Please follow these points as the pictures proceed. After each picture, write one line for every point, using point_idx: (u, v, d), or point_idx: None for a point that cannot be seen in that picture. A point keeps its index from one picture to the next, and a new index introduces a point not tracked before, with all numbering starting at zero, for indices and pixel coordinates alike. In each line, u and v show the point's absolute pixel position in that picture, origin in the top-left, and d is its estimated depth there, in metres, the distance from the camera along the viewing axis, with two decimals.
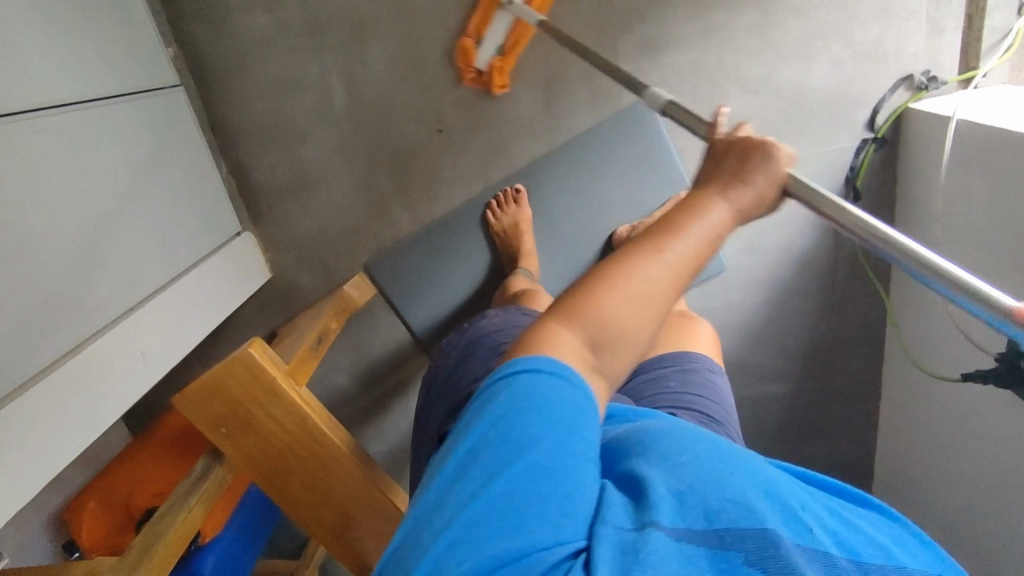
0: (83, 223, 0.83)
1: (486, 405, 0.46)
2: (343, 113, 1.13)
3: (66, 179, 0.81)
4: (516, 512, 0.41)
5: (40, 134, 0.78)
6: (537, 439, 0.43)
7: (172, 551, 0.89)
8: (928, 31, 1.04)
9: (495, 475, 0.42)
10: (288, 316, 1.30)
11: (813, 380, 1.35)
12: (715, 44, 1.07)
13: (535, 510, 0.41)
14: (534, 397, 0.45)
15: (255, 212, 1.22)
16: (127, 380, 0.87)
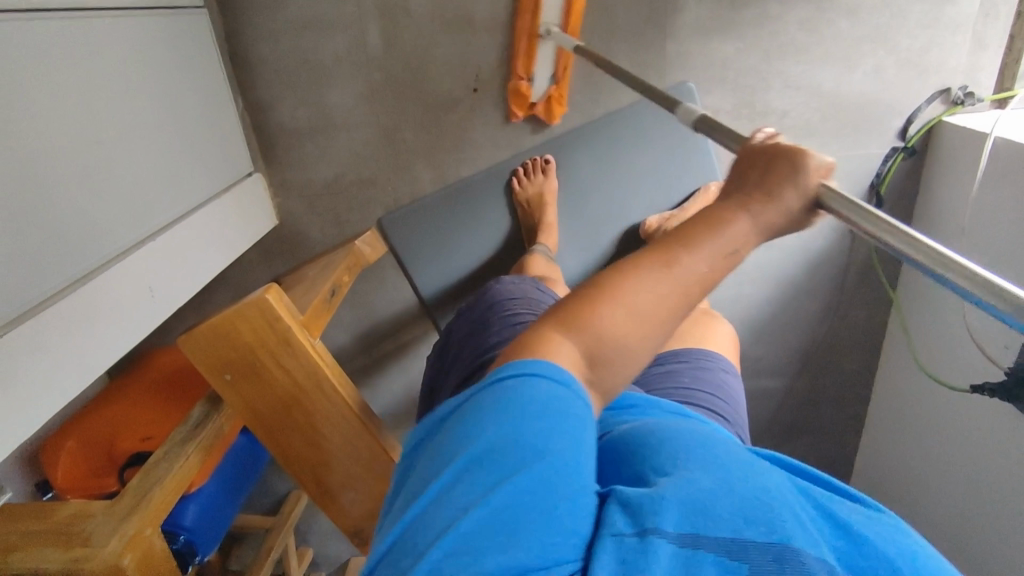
0: (97, 140, 0.78)
1: (479, 407, 0.42)
2: (376, 59, 1.09)
3: (83, 91, 0.76)
4: (523, 525, 0.36)
5: (55, 36, 0.72)
6: (529, 445, 0.39)
7: (171, 498, 0.85)
8: (972, 46, 1.04)
9: (489, 485, 0.38)
10: (292, 267, 1.25)
11: (806, 380, 1.37)
12: (763, 34, 1.06)
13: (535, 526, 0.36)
14: (532, 406, 0.41)
15: (269, 153, 1.16)
16: (138, 313, 0.82)
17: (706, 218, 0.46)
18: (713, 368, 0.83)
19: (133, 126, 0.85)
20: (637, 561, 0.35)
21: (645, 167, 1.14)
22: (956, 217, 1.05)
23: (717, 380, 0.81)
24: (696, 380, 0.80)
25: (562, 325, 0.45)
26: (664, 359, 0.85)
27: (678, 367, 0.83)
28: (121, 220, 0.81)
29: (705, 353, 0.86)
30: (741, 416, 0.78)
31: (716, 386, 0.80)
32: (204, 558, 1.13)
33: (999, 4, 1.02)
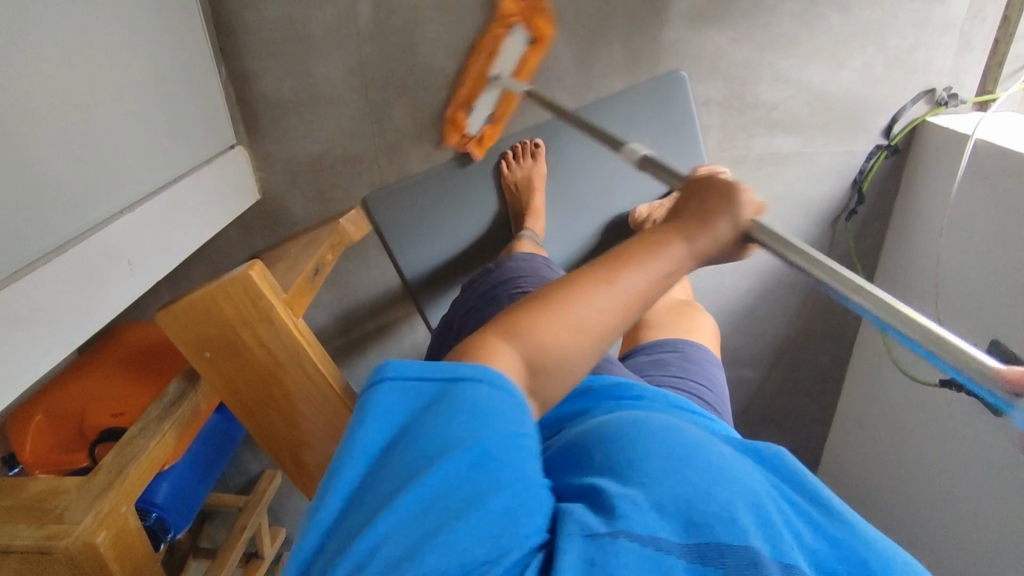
0: (75, 107, 0.75)
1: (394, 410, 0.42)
2: (366, 33, 1.07)
3: (58, 52, 0.72)
4: (460, 530, 0.37)
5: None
6: (462, 444, 0.40)
7: (146, 475, 0.83)
8: (958, 48, 1.06)
9: (428, 492, 0.38)
10: (272, 242, 1.22)
11: (781, 372, 1.40)
12: (757, 26, 1.06)
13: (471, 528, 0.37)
14: (448, 403, 0.42)
15: (251, 125, 1.13)
16: (115, 286, 0.80)
17: (640, 241, 0.50)
18: (701, 359, 0.84)
19: (112, 90, 0.82)
20: (601, 559, 0.36)
21: (636, 155, 1.13)
22: (936, 217, 1.07)
23: (705, 371, 0.82)
24: (685, 370, 0.81)
25: (502, 333, 0.47)
26: (655, 349, 0.86)
27: (667, 358, 0.84)
28: (97, 189, 0.78)
29: (692, 344, 0.87)
30: (727, 405, 0.80)
31: (704, 377, 0.81)
32: (176, 535, 1.11)
33: (988, 7, 1.03)
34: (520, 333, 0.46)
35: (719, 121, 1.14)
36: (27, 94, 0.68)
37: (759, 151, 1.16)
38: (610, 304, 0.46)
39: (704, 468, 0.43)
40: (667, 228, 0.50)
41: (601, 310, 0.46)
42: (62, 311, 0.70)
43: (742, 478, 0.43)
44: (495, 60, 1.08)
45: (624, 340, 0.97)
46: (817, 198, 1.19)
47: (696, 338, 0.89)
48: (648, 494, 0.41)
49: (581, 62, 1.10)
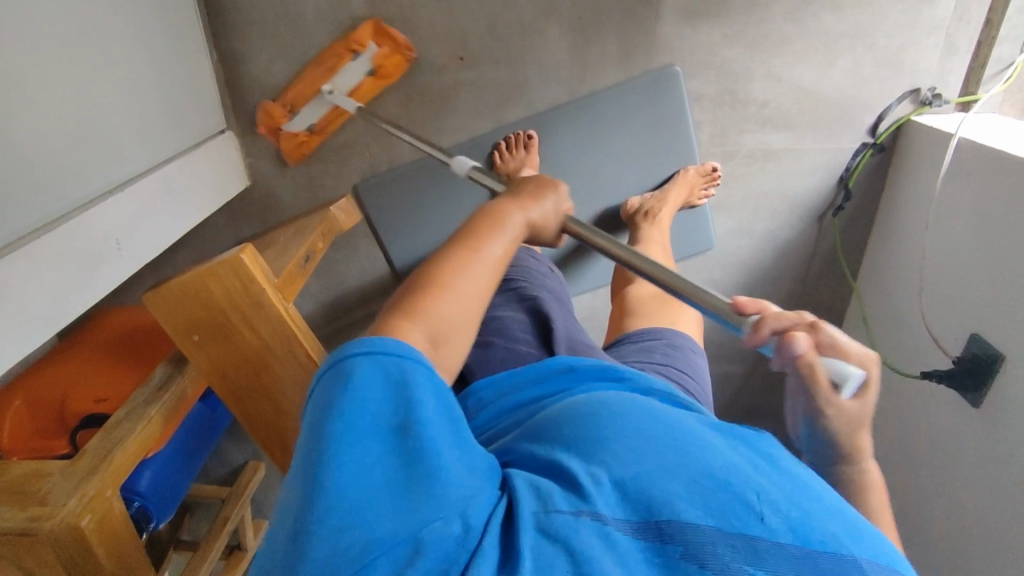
0: (64, 82, 0.74)
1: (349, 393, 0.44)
2: (360, 19, 1.06)
3: (49, 27, 0.71)
4: (415, 502, 0.39)
5: None
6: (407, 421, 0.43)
7: (132, 462, 0.82)
8: (943, 49, 1.09)
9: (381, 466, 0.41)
10: (261, 230, 1.21)
11: (767, 368, 1.42)
12: (749, 23, 1.08)
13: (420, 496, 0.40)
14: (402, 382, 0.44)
15: (242, 110, 1.12)
16: (103, 269, 0.78)
17: (492, 215, 0.59)
18: (684, 348, 0.84)
19: (103, 67, 0.81)
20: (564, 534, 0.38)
21: (628, 149, 1.14)
22: (920, 214, 1.09)
23: (688, 359, 0.82)
24: (668, 356, 0.81)
25: (405, 316, 0.50)
26: (638, 336, 0.86)
27: (652, 344, 0.84)
28: (86, 167, 0.77)
29: (676, 333, 0.88)
30: (709, 390, 0.80)
31: (687, 364, 0.81)
32: (158, 524, 1.10)
33: (971, 10, 1.06)
34: (412, 300, 0.51)
35: (711, 116, 1.15)
36: (17, 67, 0.66)
37: (749, 147, 1.17)
38: (489, 271, 0.54)
39: (672, 447, 0.44)
40: (501, 202, 0.62)
41: (476, 280, 0.54)
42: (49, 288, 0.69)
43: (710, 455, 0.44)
44: (333, 76, 1.08)
45: (611, 327, 0.98)
46: (805, 195, 1.21)
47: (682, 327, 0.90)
48: (609, 472, 0.42)
49: (576, 53, 1.11)
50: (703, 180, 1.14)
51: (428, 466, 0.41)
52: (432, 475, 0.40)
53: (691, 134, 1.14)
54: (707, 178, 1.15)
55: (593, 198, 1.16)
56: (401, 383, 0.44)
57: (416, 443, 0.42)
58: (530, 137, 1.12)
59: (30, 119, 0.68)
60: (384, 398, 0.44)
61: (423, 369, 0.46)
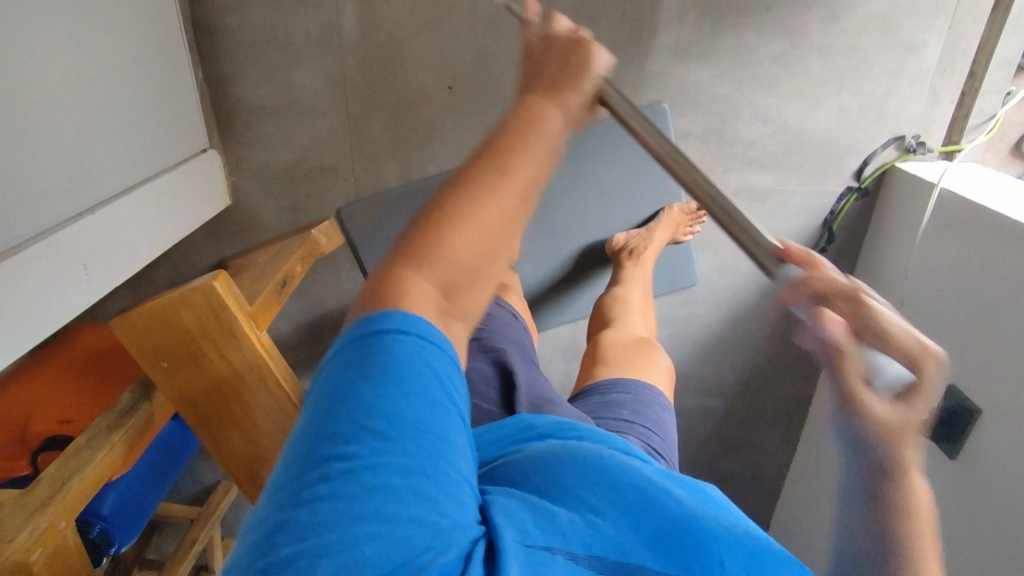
0: (38, 102, 0.72)
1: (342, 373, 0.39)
2: (350, 45, 1.06)
3: (23, 47, 0.70)
4: (412, 515, 0.35)
5: None
6: (406, 418, 0.37)
7: (88, 491, 0.79)
8: (927, 98, 1.10)
9: (396, 472, 0.36)
10: (241, 249, 1.19)
11: (747, 404, 1.41)
12: (738, 64, 1.08)
13: (415, 505, 0.35)
14: (406, 367, 0.39)
15: (227, 130, 1.11)
16: (70, 292, 0.76)
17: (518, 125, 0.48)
18: (652, 404, 0.83)
19: (80, 86, 0.79)
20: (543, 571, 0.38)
21: (613, 183, 1.14)
22: (902, 260, 1.09)
23: (655, 416, 0.81)
24: (636, 412, 0.80)
25: (420, 262, 0.43)
26: (608, 390, 0.85)
27: (620, 399, 0.83)
28: (58, 188, 0.75)
29: (645, 387, 0.87)
30: (676, 449, 0.79)
31: (655, 422, 0.80)
32: (119, 550, 1.06)
33: (956, 62, 1.07)
34: (425, 238, 0.44)
35: (698, 154, 1.15)
36: None
37: (735, 186, 1.17)
38: (518, 195, 0.45)
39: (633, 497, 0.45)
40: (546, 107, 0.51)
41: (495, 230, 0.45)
42: (12, 312, 0.67)
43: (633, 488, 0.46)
44: None
45: (582, 371, 0.96)
46: (789, 236, 1.21)
47: (654, 381, 0.89)
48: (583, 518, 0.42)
49: (565, 87, 1.10)
50: (687, 218, 1.15)
51: (417, 479, 0.36)
52: (418, 487, 0.36)
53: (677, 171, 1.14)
54: (691, 217, 1.15)
55: (576, 233, 1.16)
56: (398, 373, 0.38)
57: (400, 447, 0.36)
58: None
59: (1, 140, 0.67)
60: (385, 397, 0.37)
61: (427, 348, 0.40)
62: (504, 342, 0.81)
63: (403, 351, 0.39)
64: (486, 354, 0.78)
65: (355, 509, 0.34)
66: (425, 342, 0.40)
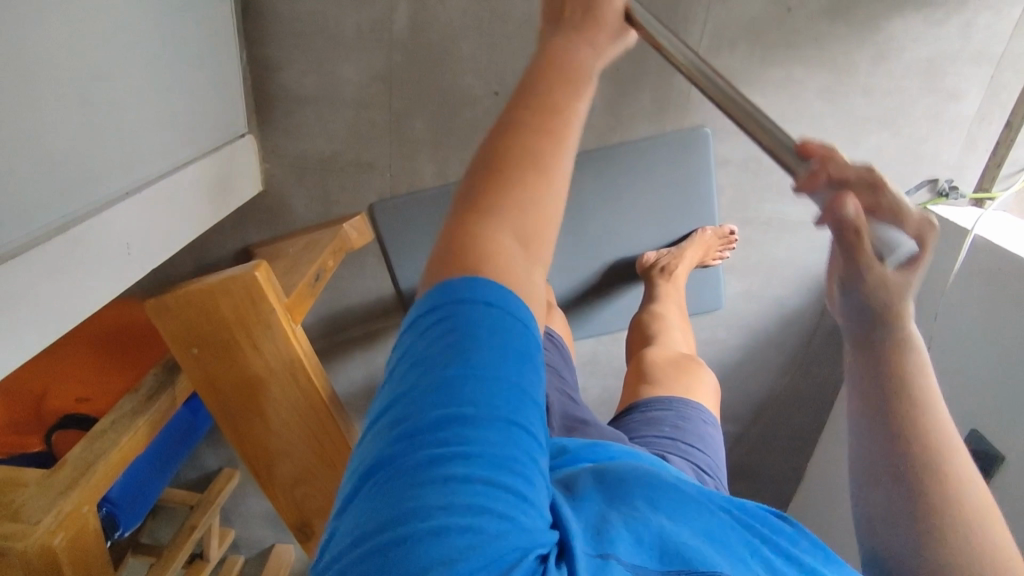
0: (94, 77, 0.70)
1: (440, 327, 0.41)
2: (398, 41, 1.05)
3: (84, 20, 0.68)
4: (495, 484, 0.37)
5: None
6: (490, 391, 0.39)
7: (112, 475, 0.77)
8: (964, 144, 1.11)
9: (472, 439, 0.37)
10: (271, 237, 1.18)
11: (758, 430, 1.42)
12: (783, 95, 1.09)
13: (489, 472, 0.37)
14: (500, 341, 0.40)
15: (266, 117, 1.10)
16: (111, 272, 0.75)
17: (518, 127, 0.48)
18: (695, 420, 0.83)
19: (134, 63, 0.78)
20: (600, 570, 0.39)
21: (650, 201, 1.14)
22: (930, 302, 1.11)
23: (700, 432, 0.81)
24: (679, 430, 0.80)
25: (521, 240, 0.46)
26: (649, 406, 0.85)
27: (661, 416, 0.83)
28: (107, 166, 0.74)
29: (685, 403, 0.86)
30: (722, 466, 0.78)
31: (699, 438, 0.80)
32: (124, 533, 1.04)
33: (995, 111, 1.09)
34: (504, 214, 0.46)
35: (735, 180, 1.15)
36: (48, 60, 0.63)
37: (768, 214, 1.18)
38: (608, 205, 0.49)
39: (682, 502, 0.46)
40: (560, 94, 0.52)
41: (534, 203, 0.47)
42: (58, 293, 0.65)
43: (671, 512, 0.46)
44: None
45: (626, 392, 0.96)
46: (817, 268, 1.22)
47: (695, 397, 0.89)
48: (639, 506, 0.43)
49: (610, 102, 1.10)
50: (720, 242, 1.15)
51: (502, 456, 0.38)
52: (495, 457, 0.37)
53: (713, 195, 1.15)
54: (724, 241, 1.16)
55: (606, 251, 1.16)
56: (508, 350, 0.40)
57: (486, 421, 0.38)
58: None
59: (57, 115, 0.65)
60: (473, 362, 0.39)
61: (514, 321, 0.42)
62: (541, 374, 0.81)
63: (477, 314, 0.41)
64: None
65: (440, 468, 0.36)
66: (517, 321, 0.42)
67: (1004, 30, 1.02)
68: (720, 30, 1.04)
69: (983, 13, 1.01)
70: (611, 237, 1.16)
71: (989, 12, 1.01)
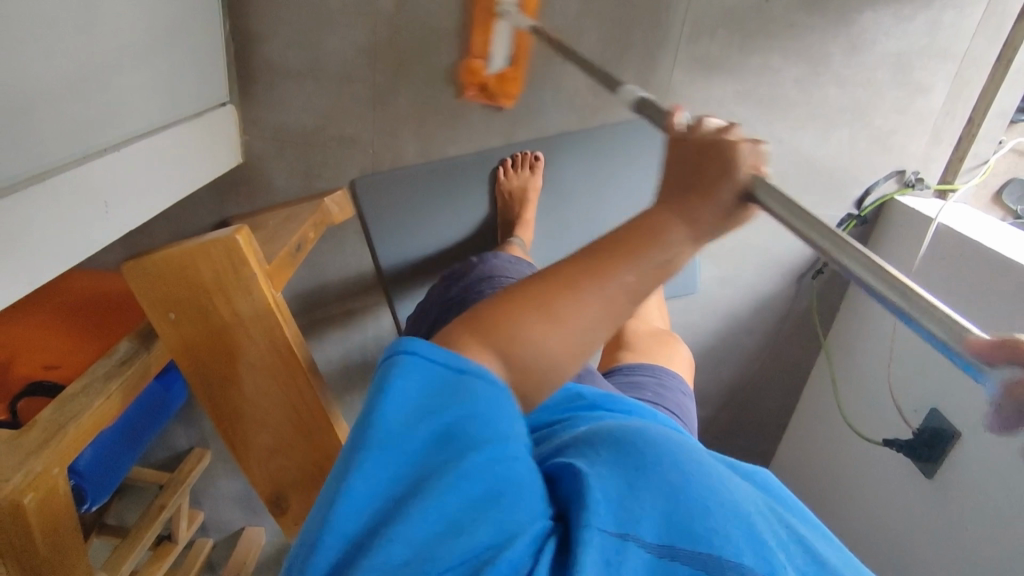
0: (75, 31, 0.69)
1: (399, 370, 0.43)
2: (385, 16, 1.05)
3: None
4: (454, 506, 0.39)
5: None
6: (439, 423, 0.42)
7: (85, 438, 0.76)
8: (929, 137, 1.16)
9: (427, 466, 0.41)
10: (249, 211, 1.17)
11: (729, 413, 1.45)
12: (760, 84, 1.12)
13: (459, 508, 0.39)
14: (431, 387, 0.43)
15: (247, 88, 1.08)
16: (87, 231, 0.73)
17: None
18: (673, 388, 0.86)
19: (117, 21, 0.76)
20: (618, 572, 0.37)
21: (630, 184, 1.16)
22: None
23: (676, 399, 0.83)
24: (659, 394, 0.82)
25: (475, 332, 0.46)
26: (632, 370, 0.87)
27: (644, 380, 0.85)
28: (84, 122, 0.72)
29: (664, 370, 0.89)
30: (696, 431, 0.81)
31: (676, 404, 0.82)
32: (90, 506, 1.02)
33: (958, 106, 1.13)
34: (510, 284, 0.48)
35: None
36: (30, 9, 0.62)
37: None
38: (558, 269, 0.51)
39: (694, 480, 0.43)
40: None
41: None
42: (30, 245, 0.64)
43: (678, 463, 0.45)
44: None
45: (603, 358, 0.99)
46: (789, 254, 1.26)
47: (674, 366, 0.92)
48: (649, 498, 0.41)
49: (592, 85, 1.11)
50: None
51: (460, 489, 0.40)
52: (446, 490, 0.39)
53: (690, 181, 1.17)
54: None
55: (584, 232, 1.18)
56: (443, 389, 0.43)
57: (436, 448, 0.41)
58: (538, 160, 1.13)
59: (35, 64, 0.63)
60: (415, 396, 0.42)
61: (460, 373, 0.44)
62: None
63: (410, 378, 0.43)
64: None
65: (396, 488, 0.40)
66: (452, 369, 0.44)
67: (968, 28, 1.07)
68: (701, 17, 1.06)
69: (949, 10, 1.05)
70: (589, 219, 1.18)
71: (955, 10, 1.05)
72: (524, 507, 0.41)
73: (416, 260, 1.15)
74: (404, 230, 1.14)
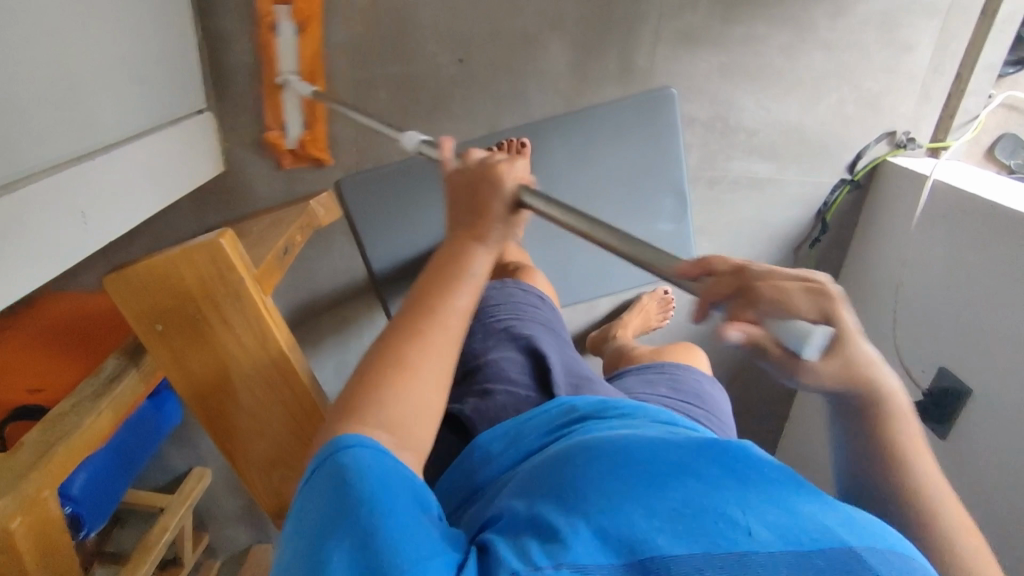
0: (39, 37, 0.66)
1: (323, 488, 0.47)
2: (359, 11, 1.02)
3: None
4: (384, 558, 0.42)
5: None
6: (378, 492, 0.46)
7: (76, 460, 0.73)
8: (919, 97, 1.14)
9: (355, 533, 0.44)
10: (235, 219, 1.14)
11: (734, 391, 1.43)
12: (746, 54, 1.10)
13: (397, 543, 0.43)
14: (377, 464, 0.48)
15: (223, 94, 1.06)
16: (65, 245, 0.70)
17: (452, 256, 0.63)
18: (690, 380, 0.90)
19: (83, 27, 0.73)
20: None
21: (618, 166, 1.14)
22: (895, 250, 1.13)
23: (693, 389, 0.87)
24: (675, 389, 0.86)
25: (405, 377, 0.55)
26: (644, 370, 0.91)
27: (656, 377, 0.89)
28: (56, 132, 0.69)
29: (680, 366, 0.94)
30: (717, 418, 0.84)
31: (694, 394, 0.86)
32: (88, 533, 0.99)
33: (945, 63, 1.12)
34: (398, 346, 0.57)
35: (703, 141, 1.15)
36: None
37: (736, 174, 1.19)
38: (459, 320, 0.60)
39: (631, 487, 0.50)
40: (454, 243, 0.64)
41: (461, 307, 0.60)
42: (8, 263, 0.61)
43: (641, 470, 0.52)
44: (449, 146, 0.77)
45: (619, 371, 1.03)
46: (785, 225, 1.24)
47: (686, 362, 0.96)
48: (587, 524, 0.46)
49: (575, 67, 1.09)
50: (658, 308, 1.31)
51: (403, 524, 0.45)
52: (393, 529, 0.44)
53: (680, 158, 1.15)
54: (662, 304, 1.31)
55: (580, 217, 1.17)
56: (380, 480, 0.47)
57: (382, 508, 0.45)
58: (525, 146, 1.07)
59: (2, 73, 0.60)
60: (341, 491, 0.46)
61: (381, 454, 0.49)
62: (530, 328, 0.89)
63: (354, 461, 0.48)
64: (514, 342, 0.86)
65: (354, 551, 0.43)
66: (369, 451, 0.49)
67: None
68: None
69: None
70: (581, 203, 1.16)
71: None
72: (432, 542, 0.45)
73: (410, 264, 1.13)
74: (398, 234, 1.12)
